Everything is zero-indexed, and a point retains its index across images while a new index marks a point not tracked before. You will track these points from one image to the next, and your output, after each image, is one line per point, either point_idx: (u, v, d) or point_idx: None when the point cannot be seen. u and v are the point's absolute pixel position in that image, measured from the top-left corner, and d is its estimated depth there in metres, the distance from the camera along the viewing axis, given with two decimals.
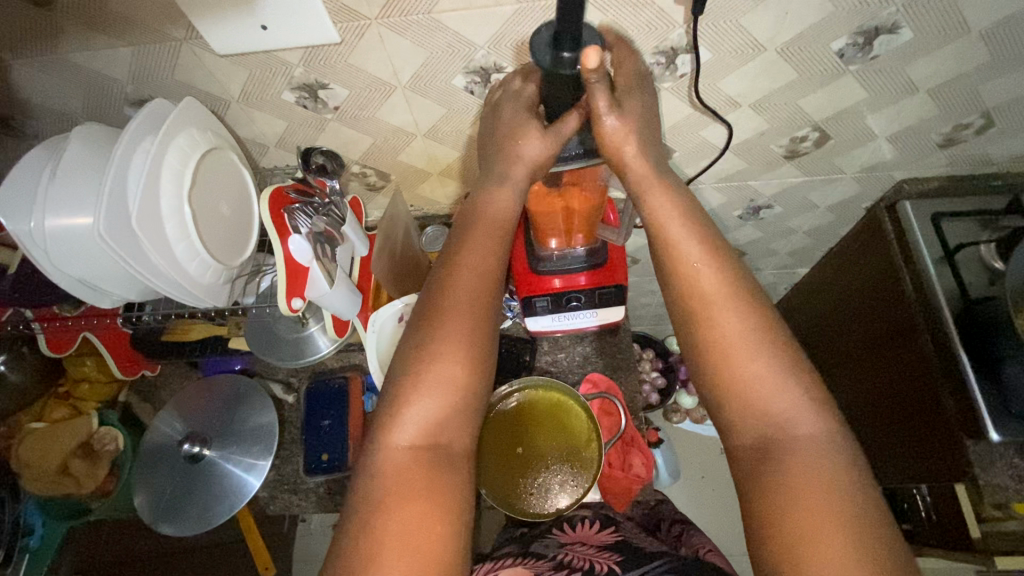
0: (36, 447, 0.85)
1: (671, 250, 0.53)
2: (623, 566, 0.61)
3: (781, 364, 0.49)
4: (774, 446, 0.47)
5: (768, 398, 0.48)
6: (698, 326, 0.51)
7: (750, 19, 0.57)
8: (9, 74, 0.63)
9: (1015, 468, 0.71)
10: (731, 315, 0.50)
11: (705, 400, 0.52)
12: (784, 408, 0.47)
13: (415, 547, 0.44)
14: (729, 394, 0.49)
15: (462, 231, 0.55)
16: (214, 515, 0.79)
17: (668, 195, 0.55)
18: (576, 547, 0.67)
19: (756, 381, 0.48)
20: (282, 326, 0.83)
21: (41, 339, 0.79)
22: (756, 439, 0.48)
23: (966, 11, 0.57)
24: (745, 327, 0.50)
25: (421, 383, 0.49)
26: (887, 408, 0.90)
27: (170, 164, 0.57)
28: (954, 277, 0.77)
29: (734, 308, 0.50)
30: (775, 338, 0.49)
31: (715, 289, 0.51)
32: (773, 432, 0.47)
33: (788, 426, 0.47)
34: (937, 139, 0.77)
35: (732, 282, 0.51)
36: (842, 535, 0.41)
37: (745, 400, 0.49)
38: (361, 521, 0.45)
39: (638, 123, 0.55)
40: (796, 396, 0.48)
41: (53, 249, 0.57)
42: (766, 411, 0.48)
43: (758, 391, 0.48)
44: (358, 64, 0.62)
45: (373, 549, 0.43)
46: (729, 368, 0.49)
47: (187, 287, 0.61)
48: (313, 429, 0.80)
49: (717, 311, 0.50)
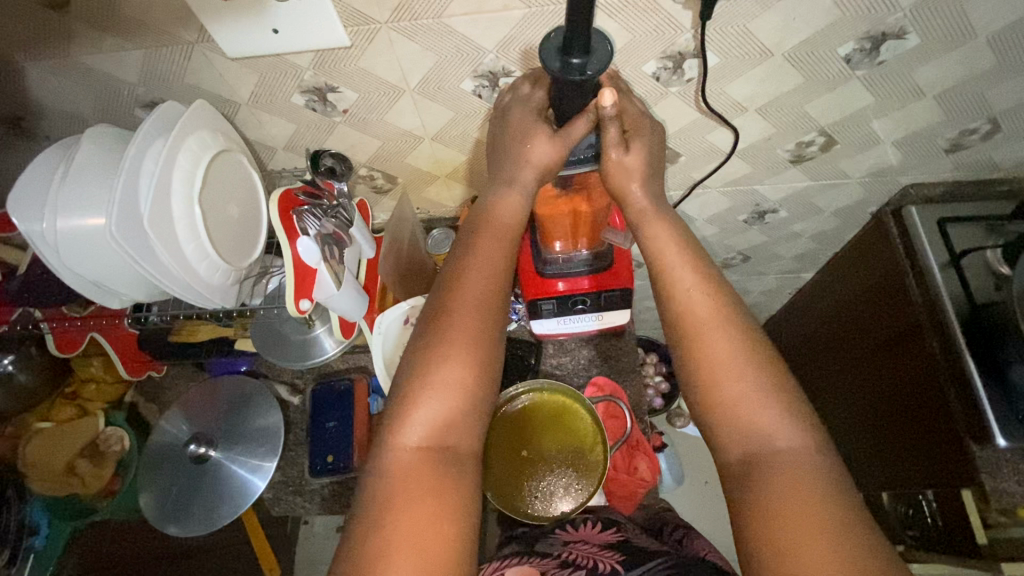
0: (42, 447, 0.85)
1: (665, 273, 0.55)
2: (628, 565, 0.56)
3: (766, 377, 0.50)
4: (758, 461, 0.47)
5: (750, 415, 0.49)
6: (688, 346, 0.52)
7: (757, 24, 0.58)
8: (22, 75, 0.64)
9: (1021, 473, 0.71)
10: (721, 336, 0.51)
11: (696, 414, 0.53)
12: (767, 426, 0.48)
13: (423, 548, 0.43)
14: (717, 407, 0.50)
15: (471, 233, 0.56)
16: (220, 516, 0.79)
17: (663, 222, 0.57)
18: (579, 546, 0.63)
19: (741, 399, 0.49)
20: (289, 327, 0.85)
21: (48, 338, 0.80)
22: (743, 455, 0.48)
23: (973, 17, 0.58)
24: (732, 340, 0.51)
25: (430, 385, 0.49)
26: (893, 412, 0.89)
27: (181, 166, 0.57)
28: (961, 283, 0.78)
29: (721, 322, 0.52)
30: (758, 358, 0.50)
31: (704, 313, 0.52)
32: (756, 449, 0.48)
33: (769, 443, 0.48)
34: (944, 144, 0.77)
35: (720, 304, 0.53)
36: (819, 546, 0.41)
37: (732, 416, 0.49)
38: (369, 522, 0.45)
39: (643, 161, 0.56)
40: (775, 410, 0.48)
41: (65, 250, 0.57)
42: (752, 424, 0.48)
43: (742, 408, 0.49)
44: (367, 67, 0.63)
45: (381, 549, 0.43)
46: (715, 382, 0.50)
47: (197, 288, 0.61)
48: (319, 431, 0.80)
49: (707, 335, 0.52)
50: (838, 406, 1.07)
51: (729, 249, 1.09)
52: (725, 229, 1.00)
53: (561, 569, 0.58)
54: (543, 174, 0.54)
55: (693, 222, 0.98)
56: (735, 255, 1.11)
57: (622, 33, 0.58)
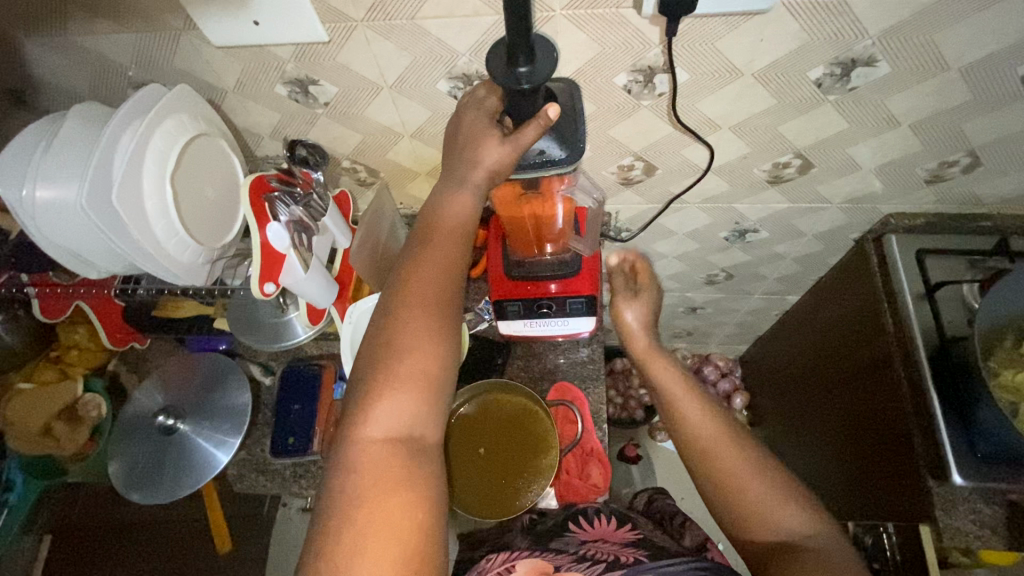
0: (21, 407, 0.89)
1: (676, 401, 0.62)
2: (654, 556, 0.55)
3: (775, 479, 0.54)
4: (788, 550, 0.50)
5: (775, 513, 0.53)
6: (700, 462, 0.58)
7: (725, 43, 0.59)
8: (23, 51, 0.67)
9: (977, 512, 0.70)
10: (732, 450, 0.56)
11: (724, 524, 0.56)
12: (785, 519, 0.52)
13: (396, 539, 0.42)
14: (736, 510, 0.54)
15: (427, 222, 0.54)
16: (181, 486, 0.82)
17: (665, 359, 0.67)
18: (598, 543, 0.60)
19: (756, 498, 0.54)
20: (263, 310, 0.87)
21: (35, 304, 0.84)
22: (770, 546, 0.52)
23: (942, 48, 0.58)
24: (741, 453, 0.56)
25: (392, 376, 0.47)
26: (861, 442, 0.88)
27: (155, 147, 0.61)
28: (934, 317, 0.75)
29: (731, 442, 0.57)
30: (764, 463, 0.56)
31: (717, 436, 0.58)
32: (788, 540, 0.51)
33: (800, 537, 0.51)
34: (923, 174, 0.77)
35: (726, 425, 0.59)
36: None
37: (749, 516, 0.54)
38: (338, 517, 0.42)
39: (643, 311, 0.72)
40: (789, 504, 0.53)
41: (41, 218, 0.61)
42: (769, 522, 0.53)
43: (760, 508, 0.53)
44: (345, 63, 0.65)
45: (351, 546, 0.41)
46: (733, 490, 0.55)
47: (164, 266, 0.64)
48: (284, 414, 0.82)
49: (716, 449, 0.57)
50: (816, 434, 1.04)
51: (711, 266, 1.09)
52: (706, 245, 1.01)
53: (578, 563, 0.55)
54: (493, 178, 0.54)
55: (674, 236, 0.98)
56: (717, 272, 1.11)
57: (591, 44, 0.60)
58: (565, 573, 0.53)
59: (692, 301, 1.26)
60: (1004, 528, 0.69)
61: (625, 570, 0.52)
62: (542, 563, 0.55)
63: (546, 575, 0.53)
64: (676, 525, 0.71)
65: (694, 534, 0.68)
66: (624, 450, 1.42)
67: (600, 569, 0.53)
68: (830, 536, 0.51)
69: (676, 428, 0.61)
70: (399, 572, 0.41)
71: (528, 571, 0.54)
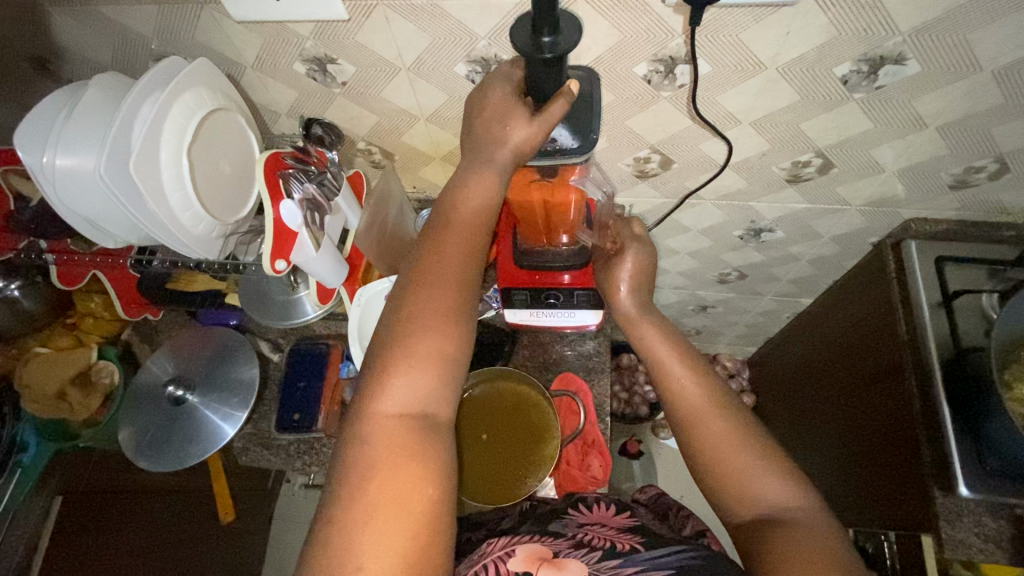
0: (37, 370, 0.92)
1: (665, 371, 0.59)
2: (649, 546, 0.53)
3: (764, 451, 0.53)
4: (768, 523, 0.49)
5: (758, 486, 0.51)
6: (692, 428, 0.56)
7: (749, 36, 0.57)
8: (48, 20, 0.68)
9: (982, 525, 0.68)
10: (722, 418, 0.55)
11: (707, 493, 0.55)
12: (770, 492, 0.51)
13: (405, 510, 0.42)
14: (728, 486, 0.52)
15: (451, 202, 0.53)
16: (188, 456, 0.83)
17: (654, 324, 0.63)
18: (595, 528, 0.59)
19: (746, 471, 0.52)
20: (273, 287, 0.88)
21: (53, 270, 0.86)
22: (752, 520, 0.50)
23: (976, 48, 0.56)
24: (731, 425, 0.55)
25: (410, 355, 0.47)
26: (870, 450, 0.86)
27: (174, 119, 0.62)
28: (949, 324, 0.74)
29: (722, 414, 0.55)
30: (752, 436, 0.54)
31: (706, 405, 0.56)
32: (768, 513, 0.50)
33: (780, 509, 0.50)
34: (948, 179, 0.75)
35: (719, 397, 0.57)
36: None
37: (738, 489, 0.52)
38: (352, 488, 0.42)
39: (634, 270, 0.67)
40: (777, 479, 0.51)
41: (62, 184, 0.63)
42: (756, 496, 0.51)
43: (740, 476, 0.52)
44: (364, 42, 0.64)
45: (362, 516, 0.41)
46: (725, 465, 0.53)
47: (178, 236, 0.66)
48: (290, 390, 0.84)
49: (708, 419, 0.55)
50: (823, 443, 1.03)
51: (724, 265, 1.07)
52: (720, 243, 0.99)
53: (575, 550, 0.53)
54: (519, 157, 0.53)
55: (687, 232, 0.97)
56: (730, 271, 1.09)
57: (613, 31, 0.59)
58: (564, 559, 0.51)
59: (703, 300, 1.25)
60: (1008, 542, 0.67)
61: (620, 561, 0.51)
62: (540, 548, 0.53)
63: (545, 560, 0.51)
64: (676, 515, 0.70)
65: (695, 522, 0.68)
66: (626, 445, 1.42)
67: (597, 558, 0.52)
68: (812, 510, 0.49)
69: (668, 401, 0.58)
70: (408, 544, 0.41)
71: (528, 555, 0.52)
